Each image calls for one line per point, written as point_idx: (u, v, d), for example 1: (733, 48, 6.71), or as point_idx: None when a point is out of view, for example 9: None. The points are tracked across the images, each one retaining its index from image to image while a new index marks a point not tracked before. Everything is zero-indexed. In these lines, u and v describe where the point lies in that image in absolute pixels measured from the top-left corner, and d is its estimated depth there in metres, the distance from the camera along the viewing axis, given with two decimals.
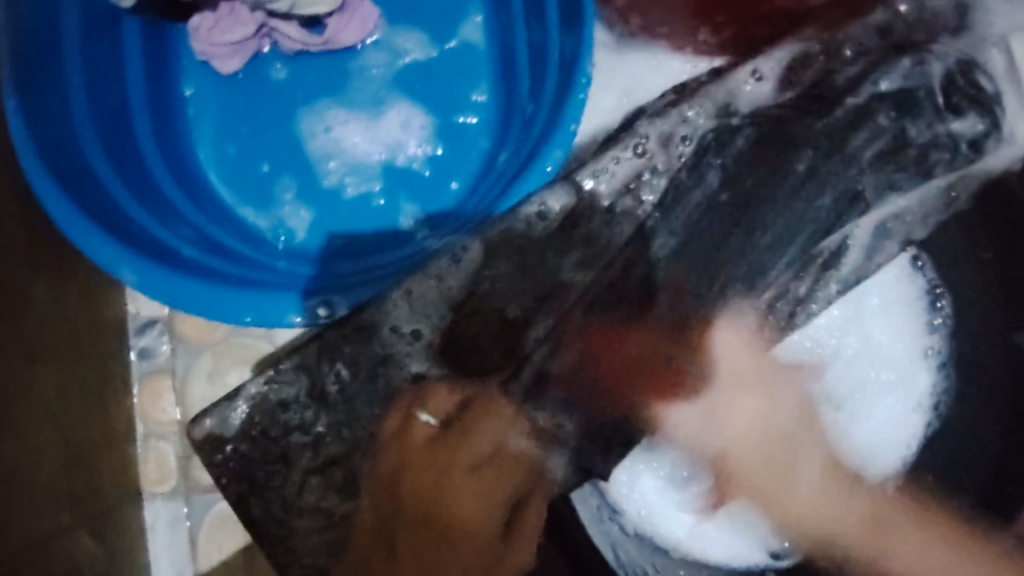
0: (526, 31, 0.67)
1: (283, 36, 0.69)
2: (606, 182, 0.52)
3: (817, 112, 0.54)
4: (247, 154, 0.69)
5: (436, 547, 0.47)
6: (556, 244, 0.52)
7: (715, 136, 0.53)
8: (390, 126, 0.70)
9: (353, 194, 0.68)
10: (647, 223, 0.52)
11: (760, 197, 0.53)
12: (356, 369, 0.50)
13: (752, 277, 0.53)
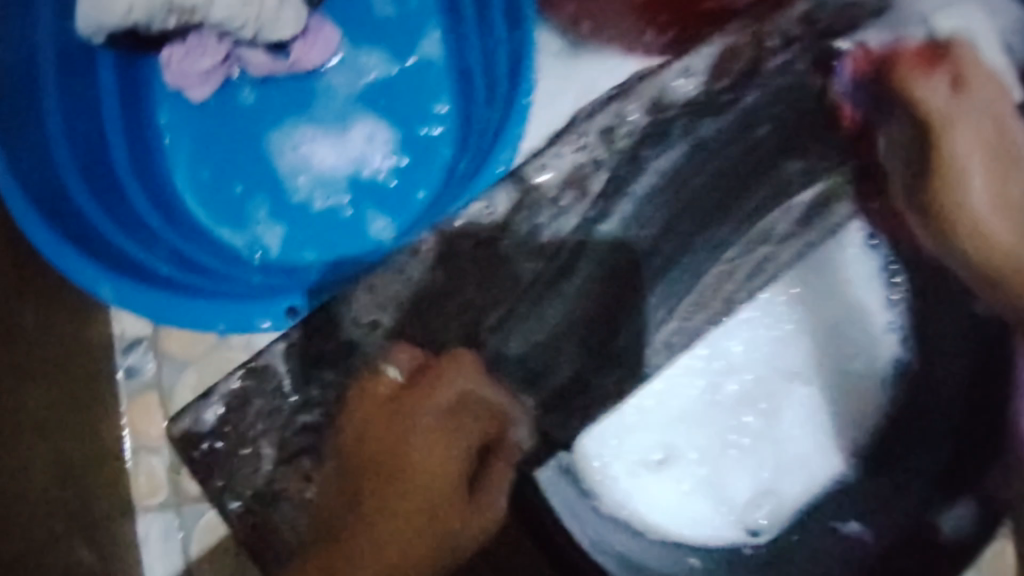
0: (480, 44, 0.71)
1: (250, 63, 0.71)
2: (551, 175, 0.57)
3: (736, 100, 0.58)
4: (221, 175, 0.72)
5: (392, 488, 0.51)
6: (509, 237, 0.56)
7: (650, 128, 0.57)
8: (356, 141, 0.73)
9: (322, 207, 0.72)
10: (588, 216, 0.56)
11: (697, 187, 0.57)
12: (321, 363, 0.55)
13: (697, 264, 0.56)
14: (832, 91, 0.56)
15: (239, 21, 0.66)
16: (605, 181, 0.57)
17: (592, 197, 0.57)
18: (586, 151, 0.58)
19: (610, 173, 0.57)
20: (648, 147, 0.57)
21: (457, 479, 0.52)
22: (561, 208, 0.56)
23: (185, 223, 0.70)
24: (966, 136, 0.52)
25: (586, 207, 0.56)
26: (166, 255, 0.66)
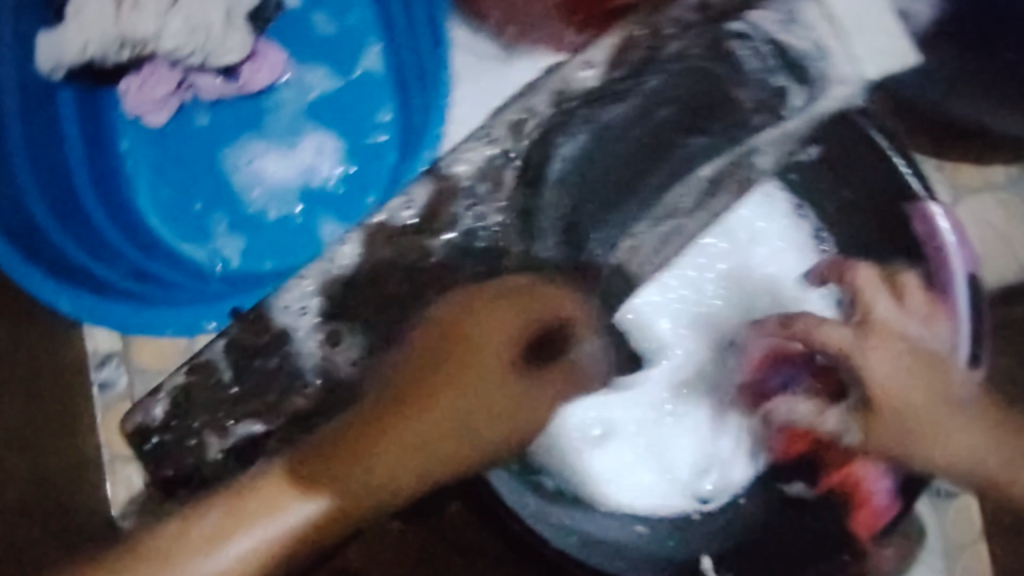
0: (414, 56, 0.76)
1: (203, 87, 0.76)
2: (465, 167, 0.59)
3: (643, 78, 0.60)
4: (180, 194, 0.76)
5: (463, 364, 0.46)
6: (432, 227, 0.59)
7: (549, 127, 0.60)
8: (306, 153, 0.77)
9: (276, 217, 0.76)
10: (509, 203, 0.59)
11: (608, 170, 0.61)
12: (260, 353, 0.58)
13: (619, 240, 0.61)
14: (724, 71, 0.60)
15: (187, 48, 0.72)
16: (517, 173, 0.59)
17: (508, 187, 0.59)
18: (495, 144, 0.59)
19: (520, 165, 0.59)
20: (556, 141, 0.60)
21: (514, 342, 0.47)
22: (476, 199, 0.59)
23: (148, 241, 0.75)
24: (893, 370, 0.53)
25: (500, 201, 0.59)
26: (128, 270, 0.72)
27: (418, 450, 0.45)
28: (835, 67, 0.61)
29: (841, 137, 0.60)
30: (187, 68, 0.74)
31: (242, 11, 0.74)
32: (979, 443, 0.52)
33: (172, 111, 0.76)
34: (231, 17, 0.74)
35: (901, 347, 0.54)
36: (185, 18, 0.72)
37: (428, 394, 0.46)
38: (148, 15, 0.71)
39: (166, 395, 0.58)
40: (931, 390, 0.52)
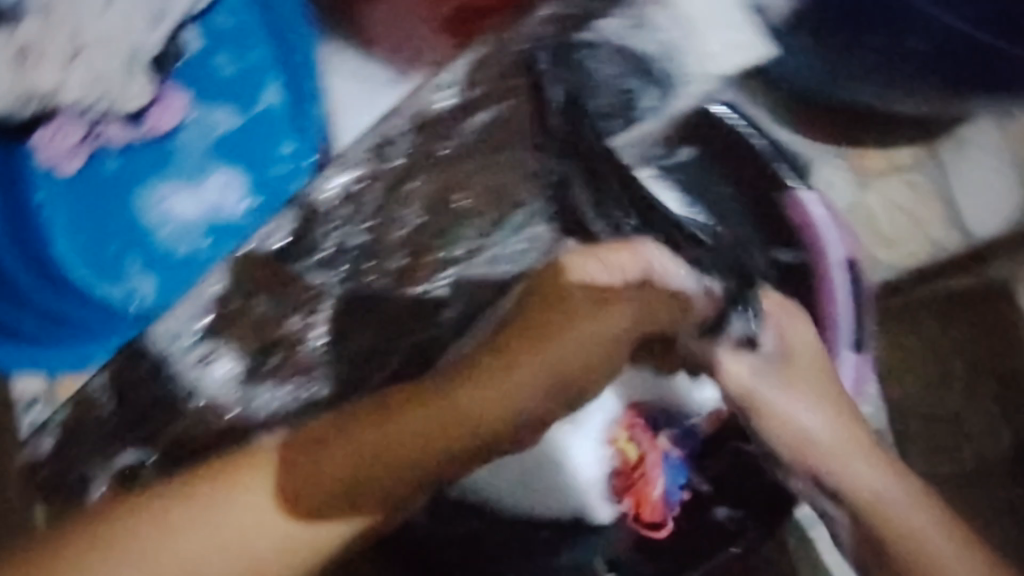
0: (303, 90, 0.78)
1: (112, 135, 0.77)
2: (322, 196, 0.65)
3: (507, 93, 0.66)
4: (96, 236, 0.78)
5: (531, 355, 0.53)
6: (296, 254, 0.65)
7: (410, 161, 0.66)
8: (213, 189, 0.79)
9: (185, 253, 0.78)
10: (376, 224, 0.65)
11: (462, 186, 0.67)
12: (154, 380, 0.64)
13: (473, 253, 0.67)
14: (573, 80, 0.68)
15: (92, 97, 0.74)
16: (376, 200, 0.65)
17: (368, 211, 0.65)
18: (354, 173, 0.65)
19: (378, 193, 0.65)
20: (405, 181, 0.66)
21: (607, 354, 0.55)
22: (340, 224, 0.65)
23: (64, 284, 0.77)
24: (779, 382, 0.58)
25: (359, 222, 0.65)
26: (39, 314, 0.75)
27: (418, 441, 0.50)
28: (690, 66, 0.71)
29: (708, 131, 0.72)
30: (95, 116, 0.76)
31: (146, 56, 0.76)
32: (824, 418, 0.57)
33: (86, 158, 0.77)
34: (134, 63, 0.75)
35: (804, 389, 0.58)
36: (86, 69, 0.74)
37: (463, 385, 0.53)
38: (49, 68, 0.73)
39: (53, 430, 0.65)
40: (813, 373, 0.59)
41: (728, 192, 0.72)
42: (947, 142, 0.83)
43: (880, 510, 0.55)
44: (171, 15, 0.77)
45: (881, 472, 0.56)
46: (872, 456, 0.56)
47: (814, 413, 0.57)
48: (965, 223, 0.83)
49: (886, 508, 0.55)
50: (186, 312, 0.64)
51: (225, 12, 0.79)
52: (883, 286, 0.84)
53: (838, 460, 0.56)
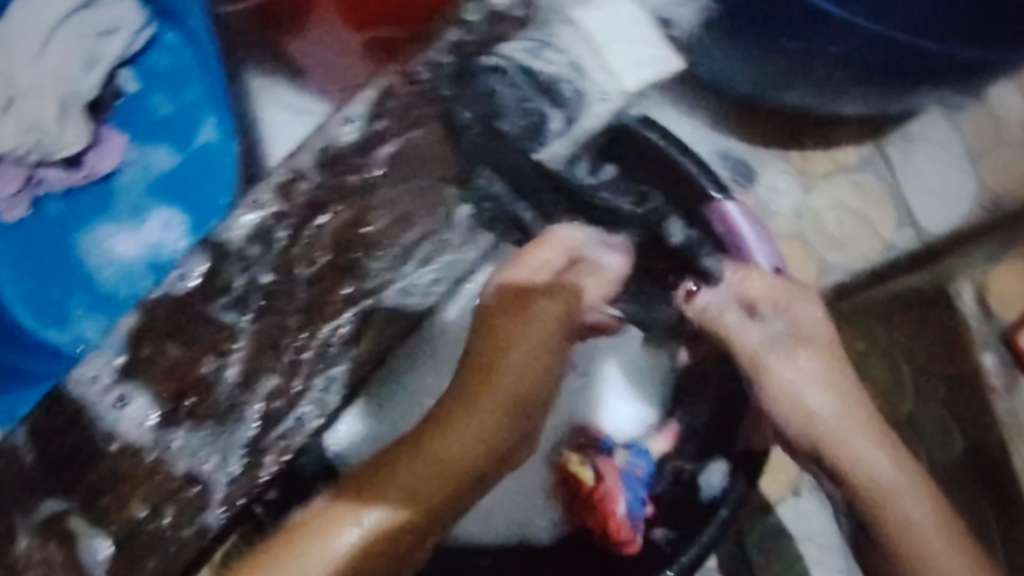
0: (219, 120, 0.76)
1: (50, 181, 0.75)
2: (236, 232, 0.60)
3: (428, 105, 0.62)
4: (39, 282, 0.76)
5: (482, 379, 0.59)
6: (205, 293, 0.60)
7: (320, 197, 0.61)
8: (152, 229, 0.77)
9: (126, 295, 0.76)
10: (275, 255, 0.61)
11: (380, 228, 0.63)
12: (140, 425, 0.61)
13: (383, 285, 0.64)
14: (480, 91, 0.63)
15: (25, 147, 0.72)
16: (288, 239, 0.60)
17: (276, 251, 0.60)
18: (262, 212, 0.60)
19: (290, 231, 0.60)
20: (312, 216, 0.61)
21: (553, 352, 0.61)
22: (247, 263, 0.60)
23: (18, 334, 0.75)
24: (799, 352, 0.62)
25: (271, 264, 0.60)
26: None
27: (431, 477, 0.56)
28: (587, 83, 0.66)
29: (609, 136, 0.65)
30: (33, 164, 0.74)
31: (79, 102, 0.73)
32: (838, 409, 0.61)
33: (26, 206, 0.76)
34: (67, 110, 0.73)
35: (814, 359, 0.62)
36: (17, 122, 0.71)
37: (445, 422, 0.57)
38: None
39: None
40: (829, 363, 0.63)
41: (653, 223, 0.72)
42: (893, 137, 0.82)
43: (880, 498, 0.58)
44: (103, 61, 0.74)
45: (897, 471, 0.59)
46: (893, 457, 0.59)
47: (819, 390, 0.61)
48: (916, 220, 0.82)
49: (885, 492, 0.58)
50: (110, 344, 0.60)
51: (161, 52, 0.78)
52: (827, 292, 0.80)
53: (843, 451, 0.60)
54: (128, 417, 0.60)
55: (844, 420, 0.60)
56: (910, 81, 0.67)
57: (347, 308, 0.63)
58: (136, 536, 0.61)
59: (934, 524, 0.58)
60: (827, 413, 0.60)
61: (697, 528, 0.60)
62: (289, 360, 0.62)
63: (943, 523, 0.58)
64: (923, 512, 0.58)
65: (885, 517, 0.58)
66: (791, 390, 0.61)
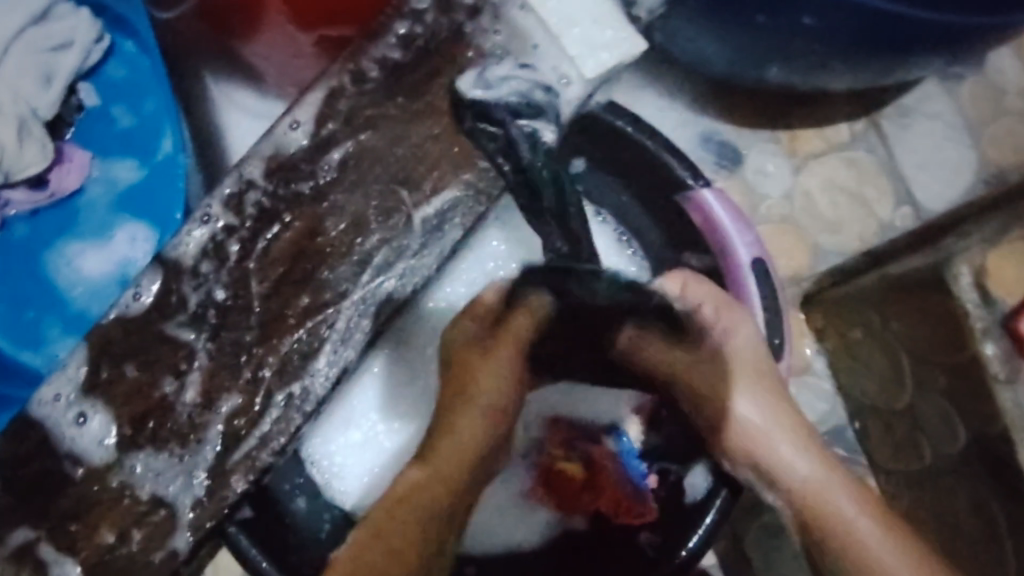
0: (177, 131, 0.75)
1: (17, 202, 0.74)
2: (188, 249, 0.61)
3: (386, 104, 0.62)
4: (12, 305, 0.75)
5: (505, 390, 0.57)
6: (161, 311, 0.61)
7: (269, 205, 0.61)
8: (120, 245, 0.76)
9: (98, 312, 0.75)
10: (237, 265, 0.61)
11: (325, 229, 0.61)
12: (105, 453, 0.59)
13: (340, 292, 0.61)
14: (434, 92, 0.62)
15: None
16: (240, 252, 0.61)
17: (232, 265, 0.61)
18: (213, 227, 0.61)
19: (240, 245, 0.61)
20: (264, 226, 0.61)
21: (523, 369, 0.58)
22: (201, 280, 0.61)
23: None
24: (724, 377, 0.56)
25: (224, 280, 0.61)
26: None
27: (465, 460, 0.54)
28: (546, 70, 0.61)
29: (607, 129, 0.67)
30: None
31: (42, 117, 0.72)
32: (776, 424, 0.54)
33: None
34: (25, 128, 0.71)
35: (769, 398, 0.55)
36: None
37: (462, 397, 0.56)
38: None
39: None
40: (761, 379, 0.56)
41: (628, 204, 0.73)
42: (888, 111, 0.82)
43: (821, 512, 0.51)
44: (61, 74, 0.73)
45: (835, 484, 0.52)
46: (823, 462, 0.53)
47: (749, 399, 0.55)
48: (915, 198, 0.80)
49: (831, 506, 0.51)
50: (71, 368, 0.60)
51: (117, 63, 0.78)
52: (807, 288, 0.79)
53: (780, 462, 0.53)
54: (89, 436, 0.59)
55: (776, 425, 0.54)
56: (899, 53, 0.64)
57: (303, 322, 0.60)
58: (107, 562, 0.58)
59: (881, 535, 0.49)
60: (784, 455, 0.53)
61: (686, 522, 0.63)
62: (249, 378, 0.60)
63: (892, 532, 0.50)
64: (866, 517, 0.50)
65: (828, 530, 0.51)
66: (730, 414, 0.55)
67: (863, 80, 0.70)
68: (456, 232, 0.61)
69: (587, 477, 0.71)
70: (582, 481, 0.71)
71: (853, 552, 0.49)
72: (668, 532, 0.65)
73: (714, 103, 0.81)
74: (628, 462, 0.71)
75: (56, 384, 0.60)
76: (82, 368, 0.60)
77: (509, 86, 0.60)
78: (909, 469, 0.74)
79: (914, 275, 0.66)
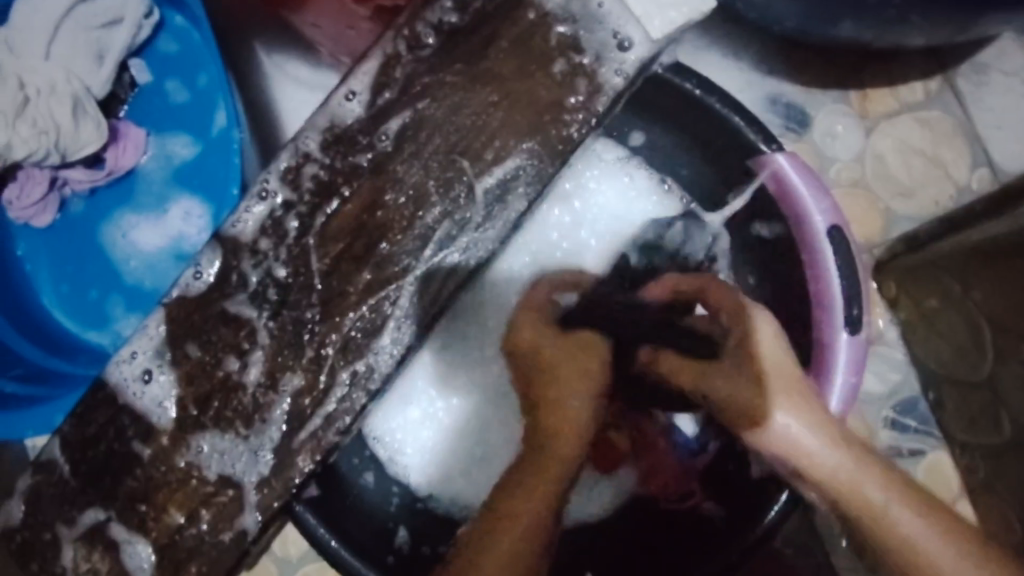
0: (233, 106, 0.74)
1: (74, 182, 0.74)
2: (247, 226, 0.60)
3: (440, 71, 0.59)
4: (77, 285, 0.76)
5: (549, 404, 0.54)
6: (221, 288, 0.60)
7: (327, 179, 0.60)
8: (174, 220, 0.76)
9: (155, 287, 0.75)
10: (295, 240, 0.60)
11: (382, 203, 0.59)
12: (172, 433, 0.59)
13: (401, 268, 0.59)
14: (493, 57, 0.59)
15: (39, 151, 0.68)
16: (298, 228, 0.60)
17: (291, 242, 0.60)
18: (271, 202, 0.60)
19: (299, 220, 0.60)
20: (323, 199, 0.60)
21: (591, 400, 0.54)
22: (260, 257, 0.60)
23: (57, 339, 0.75)
24: (759, 371, 0.53)
25: (284, 256, 0.60)
26: (23, 374, 0.72)
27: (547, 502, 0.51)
28: (607, 32, 0.58)
29: (673, 89, 0.64)
30: (53, 167, 0.72)
31: (96, 95, 0.72)
32: (807, 420, 0.51)
33: (57, 208, 0.75)
34: (80, 107, 0.70)
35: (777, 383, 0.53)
36: (31, 123, 0.68)
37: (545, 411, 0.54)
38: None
39: None
40: (786, 376, 0.53)
41: (690, 170, 0.71)
42: (964, 68, 0.77)
43: (857, 509, 0.50)
44: (113, 51, 0.72)
45: (873, 482, 0.50)
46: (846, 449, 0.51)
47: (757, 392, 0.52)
48: (991, 159, 0.77)
49: (863, 501, 0.49)
50: (143, 343, 0.60)
51: (168, 37, 0.76)
52: (880, 252, 0.76)
53: (806, 458, 0.51)
54: (151, 397, 0.59)
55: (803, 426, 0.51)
56: (983, 8, 0.60)
57: (365, 298, 0.59)
58: (177, 543, 0.58)
59: (913, 515, 0.49)
60: (798, 435, 0.51)
61: (759, 497, 0.61)
62: (311, 357, 0.59)
63: (923, 512, 0.49)
64: (891, 498, 0.49)
65: (872, 530, 0.50)
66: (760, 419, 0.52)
67: (937, 38, 0.65)
68: (516, 209, 0.59)
69: (634, 445, 0.71)
70: (628, 450, 0.71)
71: (890, 543, 0.49)
72: (743, 513, 0.62)
73: (780, 63, 0.77)
74: (679, 437, 0.71)
75: (135, 342, 0.60)
76: (157, 334, 0.60)
77: (586, 153, 0.72)
78: (988, 441, 0.70)
79: (996, 238, 0.62)
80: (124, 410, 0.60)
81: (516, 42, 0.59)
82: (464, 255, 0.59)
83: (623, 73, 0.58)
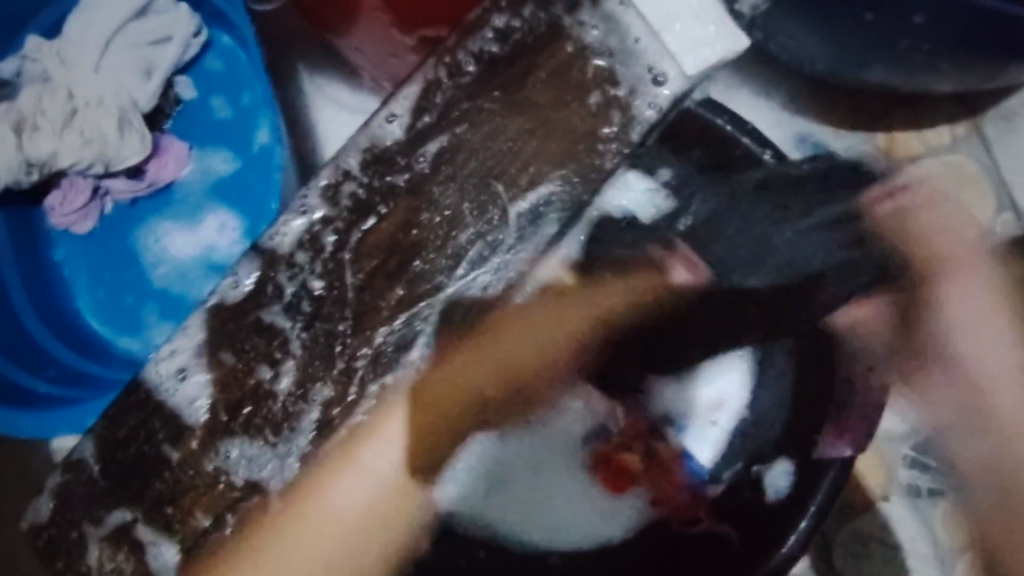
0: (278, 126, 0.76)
1: (116, 191, 0.76)
2: (284, 240, 0.62)
3: (478, 98, 0.61)
4: (114, 291, 0.77)
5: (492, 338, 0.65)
6: (256, 298, 0.61)
7: (365, 197, 0.61)
8: (208, 231, 0.78)
9: (187, 295, 0.77)
10: (331, 254, 0.61)
11: (418, 222, 0.61)
12: (201, 437, 0.60)
13: (433, 287, 0.60)
14: (530, 86, 0.61)
15: (85, 160, 0.71)
16: (335, 243, 0.61)
17: (326, 258, 0.61)
18: (310, 217, 0.62)
19: (336, 235, 0.61)
20: (359, 216, 0.61)
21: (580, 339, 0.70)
22: (296, 270, 0.61)
23: (89, 342, 0.76)
24: None
25: (318, 270, 0.61)
26: (55, 375, 0.74)
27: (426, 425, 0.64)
28: (642, 67, 0.60)
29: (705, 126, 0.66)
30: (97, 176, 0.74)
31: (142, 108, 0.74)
32: None
33: (98, 217, 0.77)
34: (127, 120, 0.72)
35: None
36: (78, 133, 0.70)
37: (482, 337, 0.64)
38: (45, 138, 0.70)
39: None
40: None
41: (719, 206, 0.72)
42: (992, 117, 0.78)
43: None
44: (161, 68, 0.75)
45: None
46: None
47: None
48: (1016, 206, 0.78)
49: None
50: (179, 345, 0.61)
51: (214, 56, 0.79)
52: None
53: None
54: (183, 395, 0.61)
55: None
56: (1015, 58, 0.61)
57: (396, 314, 0.60)
58: (201, 545, 0.59)
59: None
60: None
61: (777, 527, 0.62)
62: (342, 369, 0.60)
63: None
64: None
65: None
66: None
67: (964, 85, 0.67)
68: (546, 236, 0.61)
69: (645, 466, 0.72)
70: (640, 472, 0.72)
71: None
72: (761, 544, 0.62)
73: (810, 103, 0.79)
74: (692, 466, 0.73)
75: (174, 341, 0.61)
76: (195, 336, 0.61)
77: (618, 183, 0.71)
78: None
79: None
80: (155, 413, 0.61)
81: (554, 73, 0.61)
82: (495, 277, 0.61)
83: (657, 106, 0.60)
